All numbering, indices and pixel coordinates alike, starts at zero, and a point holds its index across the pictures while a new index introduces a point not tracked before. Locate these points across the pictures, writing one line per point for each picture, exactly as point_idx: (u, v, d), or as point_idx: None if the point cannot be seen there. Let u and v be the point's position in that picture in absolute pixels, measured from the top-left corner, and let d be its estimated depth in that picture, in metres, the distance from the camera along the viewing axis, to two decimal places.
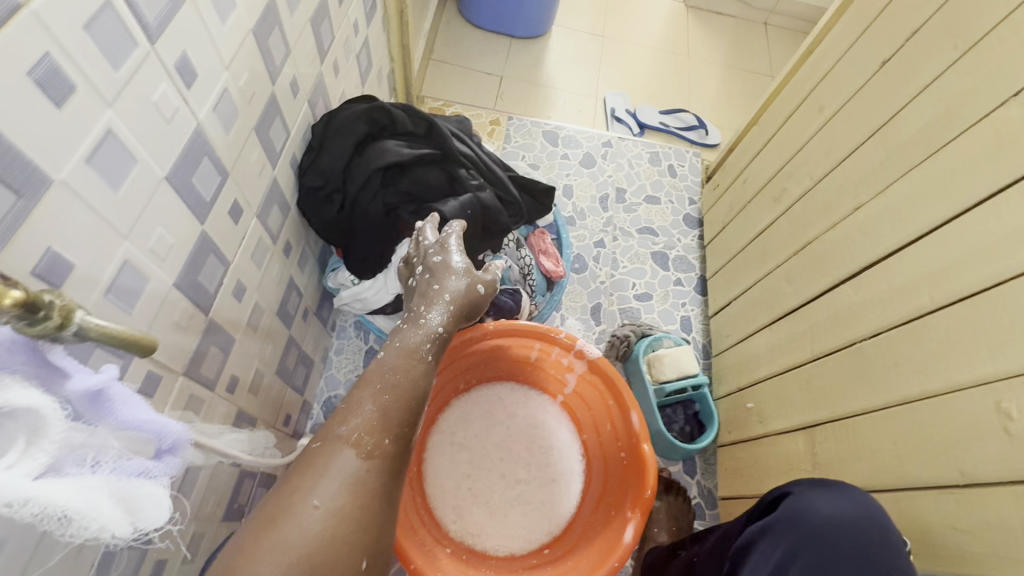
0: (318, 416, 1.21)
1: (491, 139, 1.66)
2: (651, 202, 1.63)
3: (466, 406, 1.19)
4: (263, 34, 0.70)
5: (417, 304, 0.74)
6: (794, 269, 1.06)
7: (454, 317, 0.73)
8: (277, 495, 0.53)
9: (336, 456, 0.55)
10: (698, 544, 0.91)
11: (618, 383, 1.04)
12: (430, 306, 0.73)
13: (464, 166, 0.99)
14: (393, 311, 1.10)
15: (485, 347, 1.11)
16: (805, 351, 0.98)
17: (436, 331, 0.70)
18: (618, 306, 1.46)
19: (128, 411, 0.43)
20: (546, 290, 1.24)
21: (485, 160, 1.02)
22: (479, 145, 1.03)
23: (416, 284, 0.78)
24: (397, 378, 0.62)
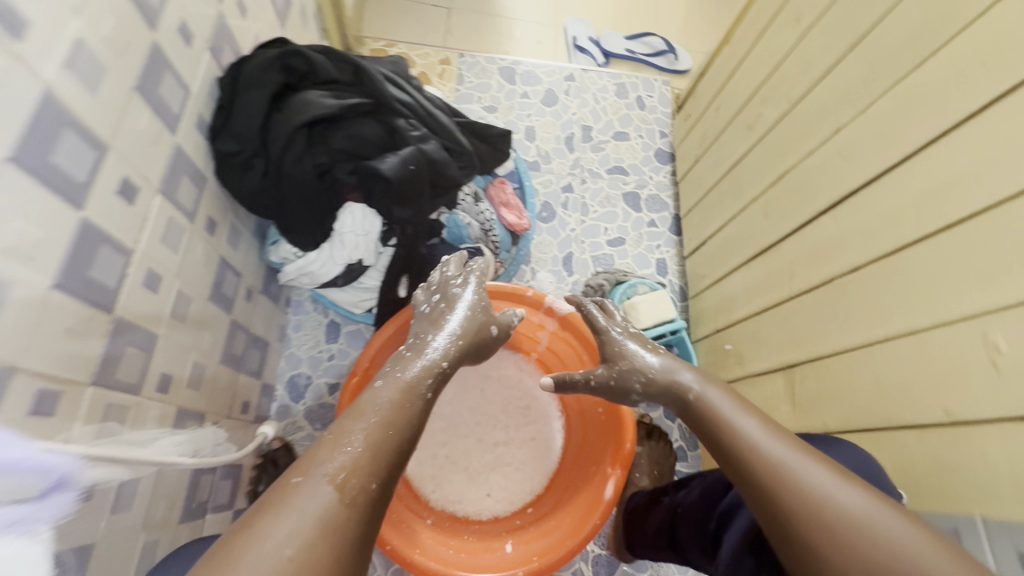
0: (283, 398, 1.15)
1: (442, 82, 1.51)
2: (620, 138, 1.52)
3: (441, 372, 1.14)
4: None
5: (424, 331, 0.79)
6: (770, 203, 1.00)
7: (459, 350, 0.77)
8: (244, 531, 0.49)
9: (319, 493, 0.52)
10: (680, 492, 0.90)
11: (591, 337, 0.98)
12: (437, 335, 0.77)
13: (403, 115, 0.86)
14: (346, 284, 1.00)
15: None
16: (782, 289, 0.94)
17: (439, 366, 0.72)
18: (591, 254, 1.40)
19: (14, 458, 0.45)
20: (512, 246, 1.15)
21: (426, 106, 0.89)
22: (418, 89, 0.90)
23: (427, 310, 0.83)
24: (391, 415, 0.62)
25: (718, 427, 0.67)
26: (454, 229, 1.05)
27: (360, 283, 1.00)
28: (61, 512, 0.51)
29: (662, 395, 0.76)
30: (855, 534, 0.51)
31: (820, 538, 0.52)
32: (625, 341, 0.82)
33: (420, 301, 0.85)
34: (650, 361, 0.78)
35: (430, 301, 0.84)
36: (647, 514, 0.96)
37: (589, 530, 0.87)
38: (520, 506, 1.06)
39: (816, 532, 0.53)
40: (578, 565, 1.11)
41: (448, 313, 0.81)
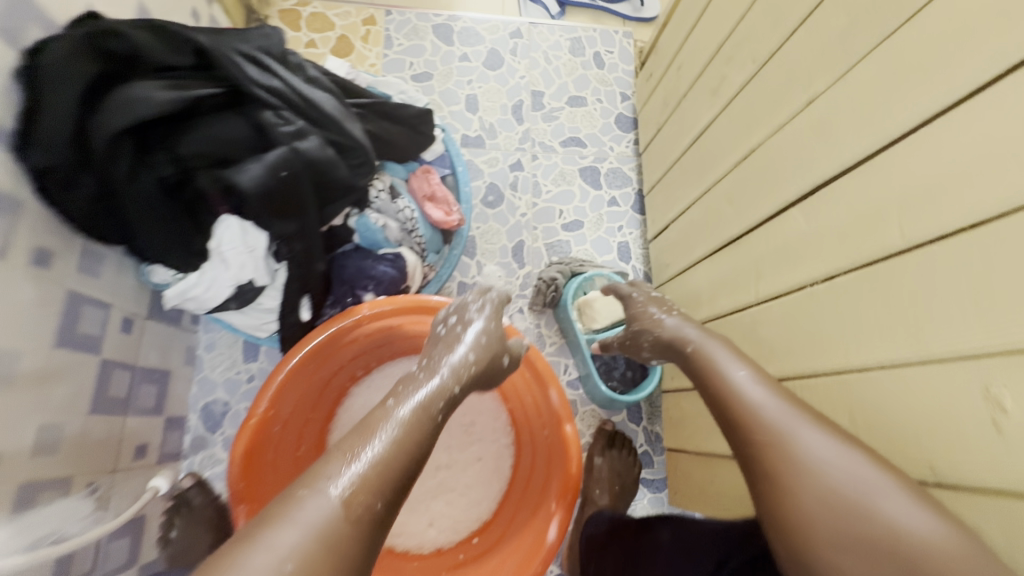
0: (197, 427, 1.04)
1: (367, 47, 1.30)
2: (576, 104, 1.34)
3: (370, 394, 1.02)
4: None
5: (434, 356, 0.66)
6: (736, 187, 0.84)
7: (473, 374, 0.64)
8: (240, 536, 0.44)
9: (324, 501, 0.46)
10: (646, 535, 0.80)
11: (533, 353, 0.87)
12: (452, 355, 0.65)
13: (271, 107, 0.69)
14: (242, 306, 0.85)
15: (367, 332, 0.88)
16: (748, 292, 0.80)
17: (452, 391, 0.61)
18: (544, 242, 1.24)
19: None
20: (442, 245, 0.99)
21: (302, 91, 0.71)
22: (293, 74, 0.73)
23: (441, 330, 0.70)
24: (407, 431, 0.53)
25: (708, 376, 0.65)
26: (366, 233, 0.89)
27: (258, 305, 0.86)
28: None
29: (666, 349, 0.77)
30: (819, 479, 0.50)
31: (793, 480, 0.51)
32: (648, 305, 0.83)
33: (435, 323, 0.72)
34: (659, 320, 0.79)
35: (450, 322, 0.71)
36: (605, 552, 0.85)
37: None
38: (464, 535, 0.96)
39: (787, 472, 0.51)
40: None
41: (466, 332, 0.69)
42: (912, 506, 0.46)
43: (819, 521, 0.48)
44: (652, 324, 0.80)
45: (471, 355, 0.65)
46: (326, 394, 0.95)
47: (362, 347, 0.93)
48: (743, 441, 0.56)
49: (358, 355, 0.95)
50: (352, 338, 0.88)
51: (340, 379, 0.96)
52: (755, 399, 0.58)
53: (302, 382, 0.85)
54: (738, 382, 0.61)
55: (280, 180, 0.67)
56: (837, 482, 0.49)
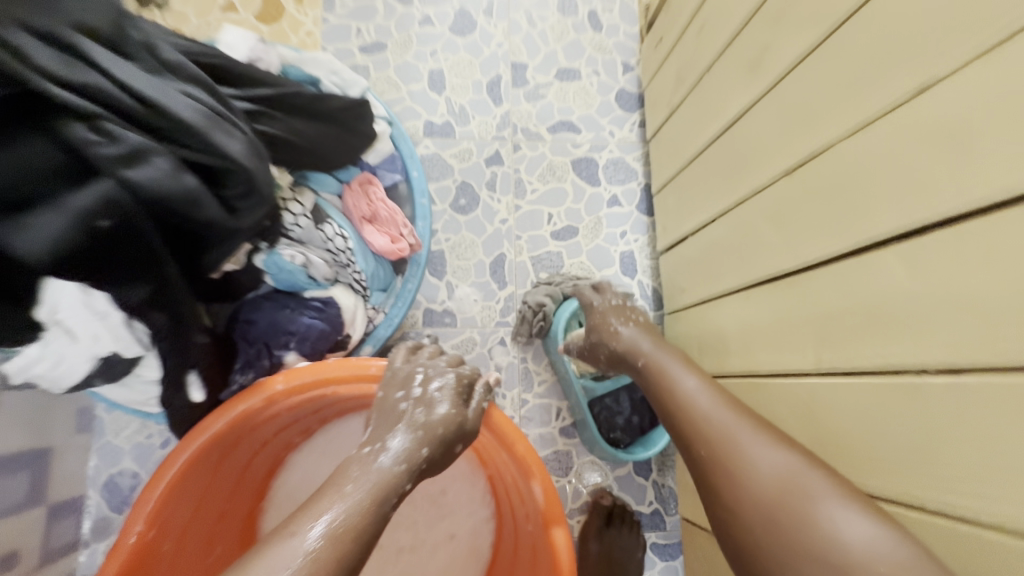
0: (99, 505, 0.84)
1: (302, 9, 1.03)
2: (566, 78, 1.07)
3: (310, 461, 0.81)
4: None
5: (382, 436, 0.51)
6: (785, 204, 0.61)
7: (425, 459, 0.50)
8: None
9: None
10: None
11: (507, 431, 0.65)
12: (405, 432, 0.51)
13: (92, 124, 0.43)
14: (117, 378, 0.62)
15: (291, 407, 0.66)
16: (806, 355, 0.58)
17: (404, 486, 0.47)
18: (529, 255, 1.01)
19: None
20: (392, 278, 0.76)
21: (131, 85, 0.45)
22: (117, 66, 0.45)
23: (392, 400, 0.55)
24: (359, 509, 0.42)
25: (660, 385, 0.65)
26: (280, 275, 0.65)
27: (139, 375, 0.64)
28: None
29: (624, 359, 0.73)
30: (761, 482, 0.50)
31: (732, 481, 0.52)
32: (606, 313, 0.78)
33: (389, 390, 0.57)
34: (616, 331, 0.75)
35: (410, 397, 0.55)
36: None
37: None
38: None
39: (728, 476, 0.52)
40: None
41: (424, 405, 0.54)
42: (847, 508, 0.46)
43: (768, 522, 0.48)
44: (609, 329, 0.75)
45: (426, 438, 0.51)
46: (246, 475, 0.73)
47: (288, 419, 0.71)
48: (693, 452, 0.57)
49: (283, 428, 0.72)
50: (270, 416, 0.65)
51: (263, 454, 0.74)
52: (702, 405, 0.58)
53: (202, 476, 0.63)
54: (688, 393, 0.60)
55: (98, 233, 0.43)
56: (770, 483, 0.49)
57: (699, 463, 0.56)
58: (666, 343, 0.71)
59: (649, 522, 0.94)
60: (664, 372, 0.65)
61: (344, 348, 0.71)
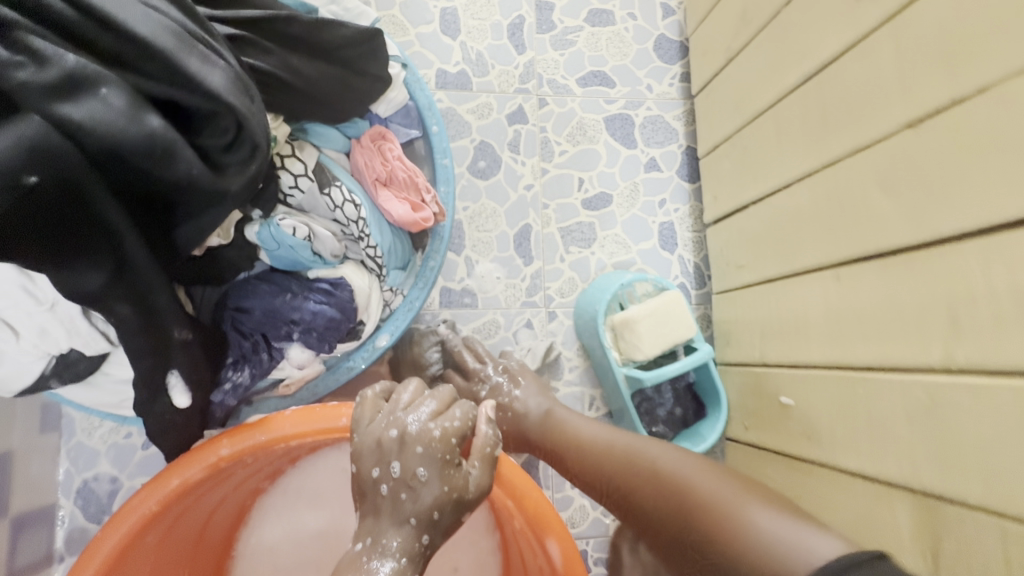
0: (73, 515, 0.72)
1: None
2: (599, 22, 0.93)
3: (274, 535, 0.63)
4: None
5: (380, 526, 0.43)
6: (907, 164, 0.50)
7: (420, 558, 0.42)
8: None
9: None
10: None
11: (522, 486, 0.53)
12: (393, 529, 0.42)
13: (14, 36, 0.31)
14: (74, 379, 0.50)
15: (250, 463, 0.54)
16: (927, 347, 0.48)
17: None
18: (558, 227, 0.89)
19: None
20: (412, 254, 0.64)
21: None
22: None
23: (375, 479, 0.45)
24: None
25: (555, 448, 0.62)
26: (278, 250, 0.52)
27: (108, 375, 0.51)
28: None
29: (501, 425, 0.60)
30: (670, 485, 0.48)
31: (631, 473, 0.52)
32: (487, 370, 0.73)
33: (367, 461, 0.45)
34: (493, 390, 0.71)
35: (388, 478, 0.44)
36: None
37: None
38: None
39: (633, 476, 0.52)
40: None
41: (405, 488, 0.43)
42: (757, 503, 0.43)
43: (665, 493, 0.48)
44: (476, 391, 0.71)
45: (425, 533, 0.42)
46: (199, 560, 0.58)
47: (252, 477, 0.58)
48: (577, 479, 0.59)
49: (247, 489, 0.59)
50: (227, 475, 0.53)
51: (221, 528, 0.60)
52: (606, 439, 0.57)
53: (146, 548, 0.50)
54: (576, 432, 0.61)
55: (27, 194, 0.31)
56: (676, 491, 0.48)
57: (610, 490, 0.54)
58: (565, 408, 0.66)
59: None
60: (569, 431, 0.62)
61: (357, 337, 0.60)
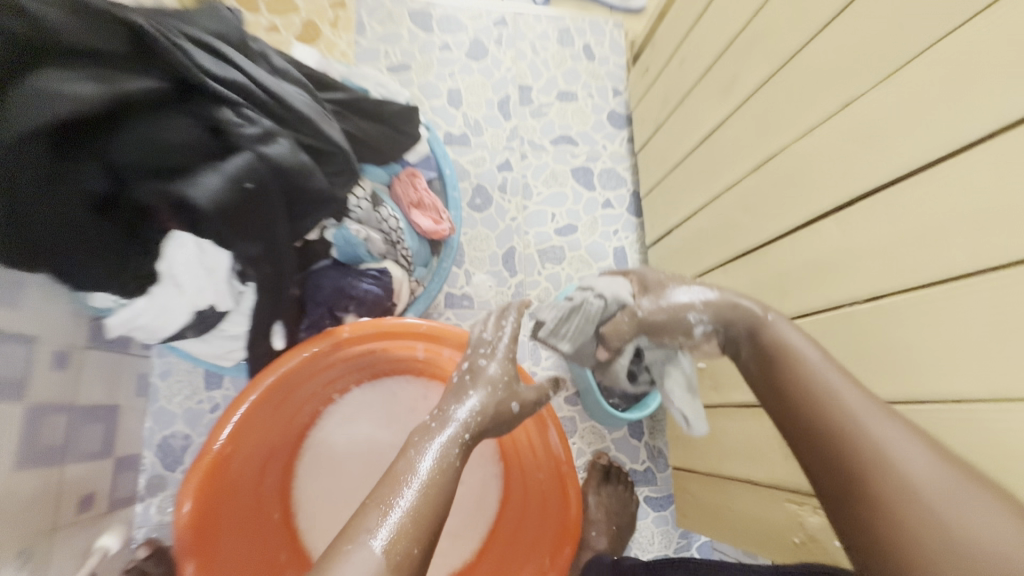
0: (154, 464, 0.91)
1: (335, 34, 1.17)
2: (565, 99, 1.25)
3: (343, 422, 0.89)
4: None
5: (447, 404, 0.64)
6: (752, 195, 0.79)
7: (480, 424, 0.62)
8: None
9: (370, 556, 0.46)
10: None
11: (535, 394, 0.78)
12: (458, 400, 0.64)
13: (230, 104, 0.57)
14: (201, 334, 0.73)
15: (339, 363, 0.79)
16: (770, 308, 0.75)
17: (461, 438, 0.59)
18: (536, 249, 1.16)
19: None
20: (430, 257, 0.89)
21: (263, 84, 0.60)
22: (254, 63, 0.60)
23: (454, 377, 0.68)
24: (435, 483, 0.53)
25: (788, 361, 0.56)
26: (345, 247, 0.77)
27: (221, 331, 0.74)
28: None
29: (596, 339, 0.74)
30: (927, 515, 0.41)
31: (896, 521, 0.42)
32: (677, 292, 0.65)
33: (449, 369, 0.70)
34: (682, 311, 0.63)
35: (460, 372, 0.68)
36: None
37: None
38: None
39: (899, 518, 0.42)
40: None
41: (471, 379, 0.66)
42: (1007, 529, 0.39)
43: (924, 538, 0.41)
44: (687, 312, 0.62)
45: (480, 421, 0.62)
46: (290, 434, 0.84)
47: (334, 377, 0.83)
48: (773, 380, 0.56)
49: (329, 386, 0.85)
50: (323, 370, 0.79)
51: (309, 411, 0.86)
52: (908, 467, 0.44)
53: (267, 414, 0.75)
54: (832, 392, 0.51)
55: (246, 193, 0.56)
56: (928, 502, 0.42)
57: (841, 468, 0.47)
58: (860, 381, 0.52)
59: (643, 478, 1.08)
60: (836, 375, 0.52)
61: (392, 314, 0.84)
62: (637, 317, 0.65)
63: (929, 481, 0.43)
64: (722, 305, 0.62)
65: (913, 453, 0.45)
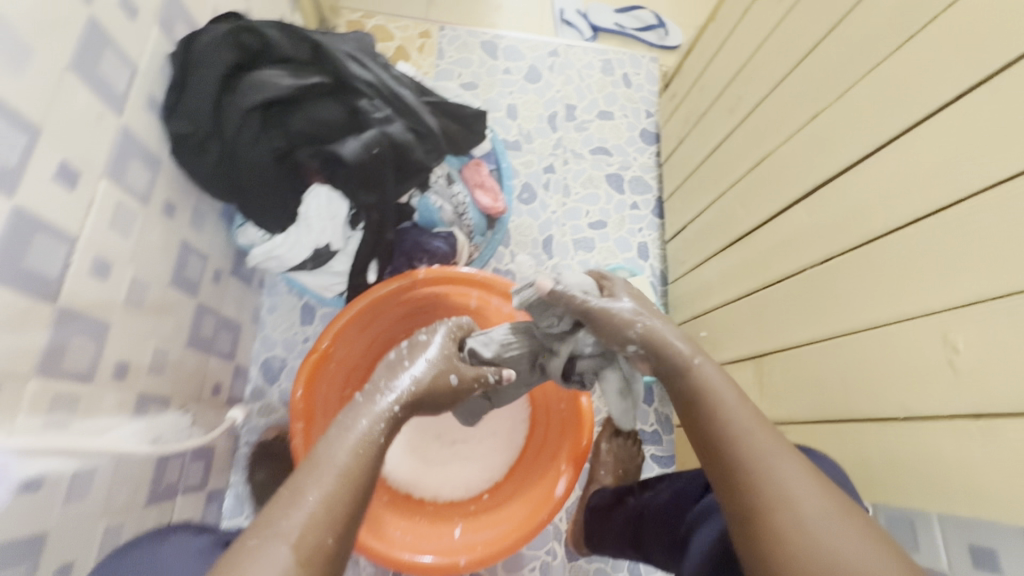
0: (257, 378, 1.15)
1: (422, 56, 1.45)
2: (605, 118, 1.48)
3: None
4: (89, 58, 0.61)
5: (381, 380, 0.64)
6: (748, 190, 0.98)
7: (414, 400, 0.63)
8: (231, 551, 0.47)
9: (285, 549, 0.47)
10: (646, 494, 0.94)
11: None
12: (391, 381, 0.64)
13: (365, 96, 0.84)
14: (315, 268, 0.97)
15: (412, 303, 1.02)
16: (756, 279, 0.93)
17: (390, 411, 0.60)
18: (571, 238, 1.37)
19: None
20: (486, 229, 1.12)
21: (389, 85, 0.86)
22: (383, 68, 0.87)
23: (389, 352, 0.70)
24: (355, 463, 0.54)
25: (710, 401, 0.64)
26: (425, 212, 1.02)
27: (329, 268, 0.98)
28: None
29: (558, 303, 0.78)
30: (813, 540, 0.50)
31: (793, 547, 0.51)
32: (630, 307, 0.74)
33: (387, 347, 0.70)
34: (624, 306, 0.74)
35: (399, 350, 0.70)
36: (607, 516, 0.99)
37: (535, 525, 0.88)
38: (476, 492, 1.07)
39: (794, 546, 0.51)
40: (550, 545, 1.15)
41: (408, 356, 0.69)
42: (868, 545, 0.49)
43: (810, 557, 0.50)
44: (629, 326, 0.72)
45: (417, 391, 0.64)
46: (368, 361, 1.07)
47: (406, 317, 1.06)
48: (696, 417, 0.65)
49: (401, 327, 1.07)
50: (400, 308, 1.02)
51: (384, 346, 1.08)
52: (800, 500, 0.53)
53: (357, 334, 0.98)
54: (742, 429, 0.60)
55: (372, 156, 0.82)
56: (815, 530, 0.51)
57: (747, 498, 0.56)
58: (771, 426, 0.60)
59: (650, 437, 1.24)
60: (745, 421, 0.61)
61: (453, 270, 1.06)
62: (586, 307, 0.74)
63: (820, 519, 0.51)
64: (658, 335, 0.71)
65: (805, 489, 0.54)
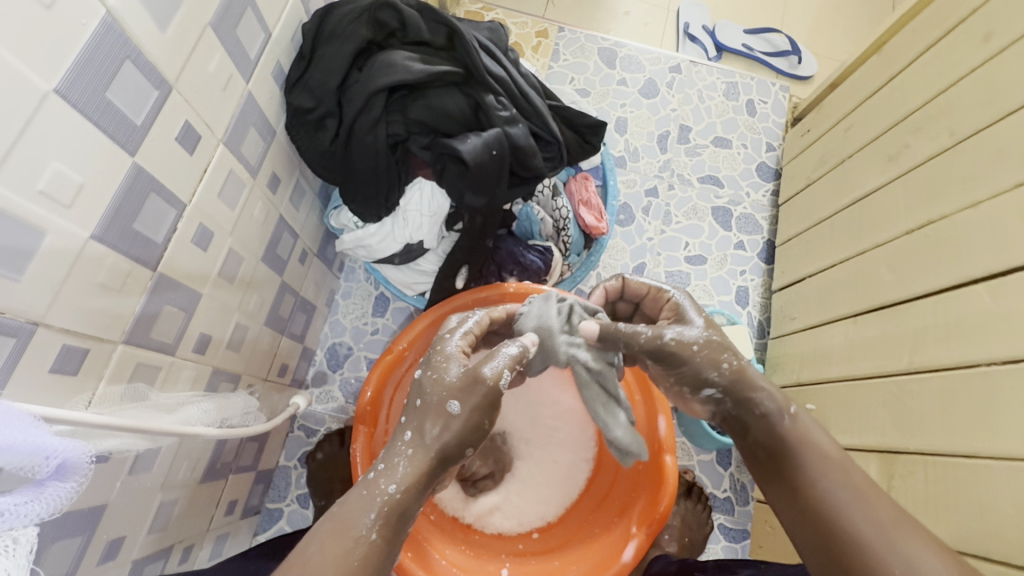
0: (322, 363, 1.12)
1: (536, 56, 1.39)
2: (721, 145, 1.36)
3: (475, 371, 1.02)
4: (229, 23, 0.57)
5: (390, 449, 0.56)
6: (900, 254, 0.85)
7: (419, 482, 0.54)
8: None
9: None
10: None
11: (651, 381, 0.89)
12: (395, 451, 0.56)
13: (493, 91, 0.78)
14: (402, 263, 0.92)
15: None
16: (898, 360, 0.80)
17: (385, 494, 0.52)
18: (665, 269, 1.26)
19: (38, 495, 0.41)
20: (583, 248, 1.04)
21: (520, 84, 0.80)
22: (514, 64, 0.81)
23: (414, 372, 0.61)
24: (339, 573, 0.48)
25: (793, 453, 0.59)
26: (525, 222, 0.95)
27: (416, 265, 0.92)
28: (58, 503, 0.43)
29: (612, 346, 0.69)
30: None
31: None
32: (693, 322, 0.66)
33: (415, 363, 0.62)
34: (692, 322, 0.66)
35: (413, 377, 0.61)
36: None
37: None
38: (527, 529, 0.98)
39: None
40: None
41: (435, 374, 0.59)
42: None
43: None
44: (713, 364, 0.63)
45: (426, 455, 0.55)
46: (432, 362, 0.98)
47: None
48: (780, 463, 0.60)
49: None
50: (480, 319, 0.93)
51: None
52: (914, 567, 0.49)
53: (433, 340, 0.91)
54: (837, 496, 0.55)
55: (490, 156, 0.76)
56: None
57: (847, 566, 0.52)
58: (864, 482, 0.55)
59: (722, 505, 1.12)
60: (852, 487, 0.55)
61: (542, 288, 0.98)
62: (660, 342, 0.63)
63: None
64: (743, 382, 0.62)
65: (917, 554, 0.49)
